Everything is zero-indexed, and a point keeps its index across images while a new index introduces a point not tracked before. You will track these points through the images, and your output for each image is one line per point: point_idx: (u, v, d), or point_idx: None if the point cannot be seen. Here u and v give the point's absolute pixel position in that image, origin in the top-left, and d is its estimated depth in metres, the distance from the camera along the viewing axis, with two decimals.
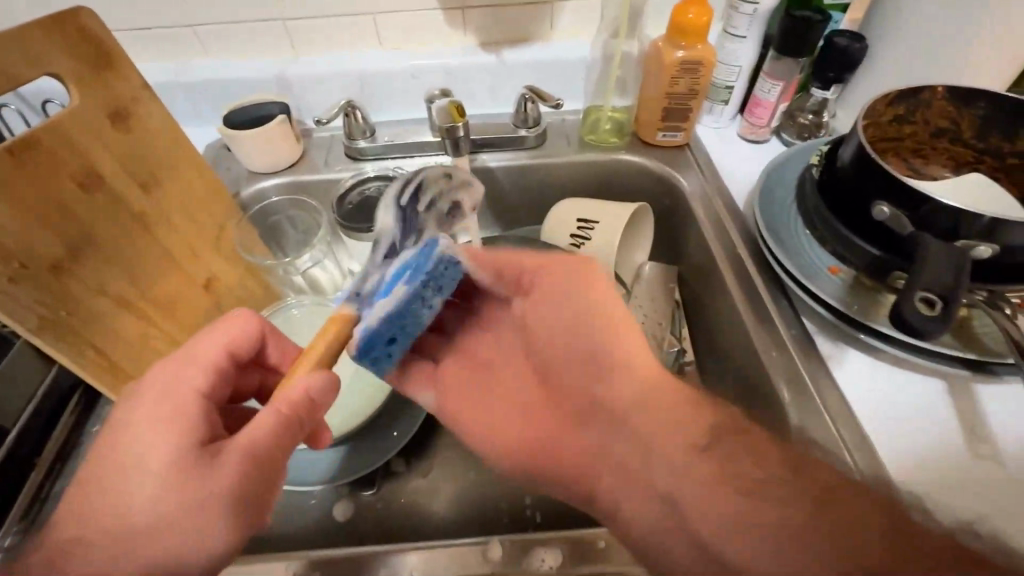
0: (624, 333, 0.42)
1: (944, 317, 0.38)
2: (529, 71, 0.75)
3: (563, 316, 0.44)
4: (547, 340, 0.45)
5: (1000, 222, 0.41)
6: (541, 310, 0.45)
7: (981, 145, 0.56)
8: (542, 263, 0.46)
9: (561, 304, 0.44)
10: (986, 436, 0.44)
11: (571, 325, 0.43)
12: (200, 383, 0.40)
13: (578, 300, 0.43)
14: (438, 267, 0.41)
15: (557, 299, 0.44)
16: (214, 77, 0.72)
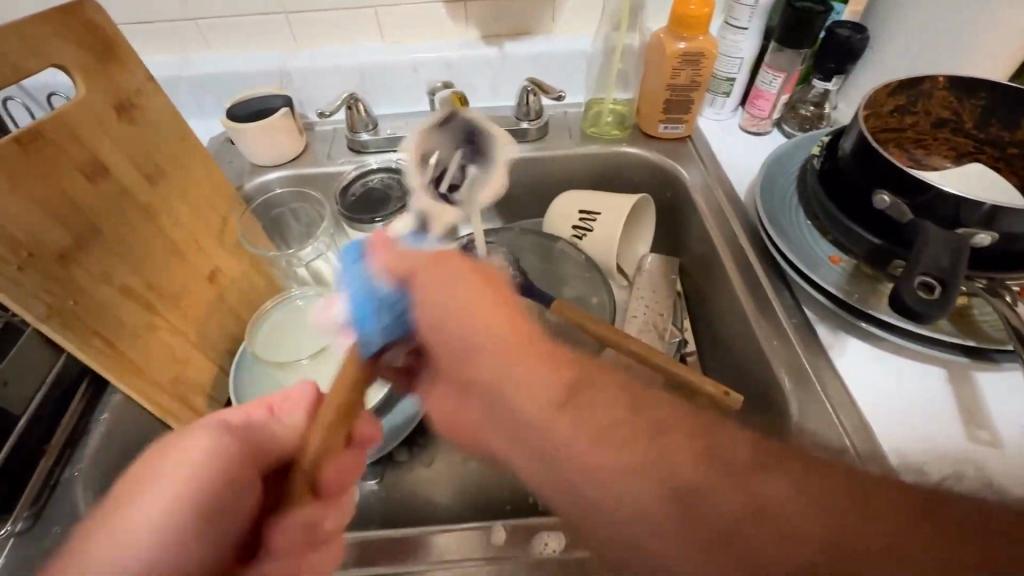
0: (485, 306, 0.32)
1: (944, 301, 0.38)
2: (530, 64, 0.75)
3: (449, 325, 0.33)
4: (447, 343, 0.33)
5: (1000, 210, 0.42)
6: (421, 317, 0.34)
7: (982, 136, 0.56)
8: (426, 282, 0.33)
9: (437, 313, 0.33)
10: (985, 423, 0.44)
11: (458, 342, 0.33)
12: (256, 443, 0.37)
13: (475, 305, 0.32)
14: (353, 260, 0.37)
15: (459, 309, 0.33)
16: (218, 70, 0.72)
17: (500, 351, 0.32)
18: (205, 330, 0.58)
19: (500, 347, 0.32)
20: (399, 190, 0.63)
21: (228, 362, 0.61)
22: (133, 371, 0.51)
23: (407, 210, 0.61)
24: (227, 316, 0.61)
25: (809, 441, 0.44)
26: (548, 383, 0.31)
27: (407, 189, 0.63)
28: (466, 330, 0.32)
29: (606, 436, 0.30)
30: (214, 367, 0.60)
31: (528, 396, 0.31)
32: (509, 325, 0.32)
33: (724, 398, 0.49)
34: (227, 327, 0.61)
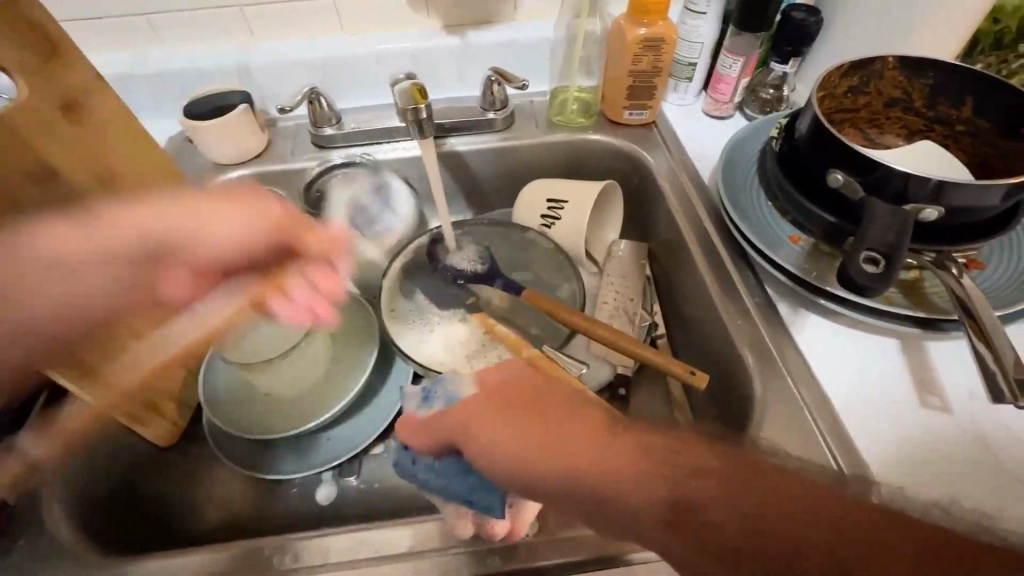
0: (513, 416, 0.35)
1: (884, 276, 0.41)
2: (494, 53, 0.74)
3: (513, 461, 0.34)
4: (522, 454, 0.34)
5: (946, 185, 0.43)
6: (496, 460, 0.34)
7: (931, 113, 0.58)
8: (464, 413, 0.37)
9: (495, 445, 0.35)
10: (935, 389, 0.46)
11: (527, 464, 0.33)
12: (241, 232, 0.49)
13: (515, 422, 0.35)
14: (408, 458, 0.43)
15: (501, 428, 0.35)
16: (173, 66, 0.70)
17: (538, 442, 0.34)
18: None
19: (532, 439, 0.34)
20: (364, 185, 0.63)
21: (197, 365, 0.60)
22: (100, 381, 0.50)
23: None
24: None
25: (771, 414, 0.45)
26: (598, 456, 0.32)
27: (373, 183, 0.62)
28: (523, 444, 0.34)
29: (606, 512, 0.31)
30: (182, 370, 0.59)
31: (617, 478, 0.31)
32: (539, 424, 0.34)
33: (690, 378, 0.50)
34: None
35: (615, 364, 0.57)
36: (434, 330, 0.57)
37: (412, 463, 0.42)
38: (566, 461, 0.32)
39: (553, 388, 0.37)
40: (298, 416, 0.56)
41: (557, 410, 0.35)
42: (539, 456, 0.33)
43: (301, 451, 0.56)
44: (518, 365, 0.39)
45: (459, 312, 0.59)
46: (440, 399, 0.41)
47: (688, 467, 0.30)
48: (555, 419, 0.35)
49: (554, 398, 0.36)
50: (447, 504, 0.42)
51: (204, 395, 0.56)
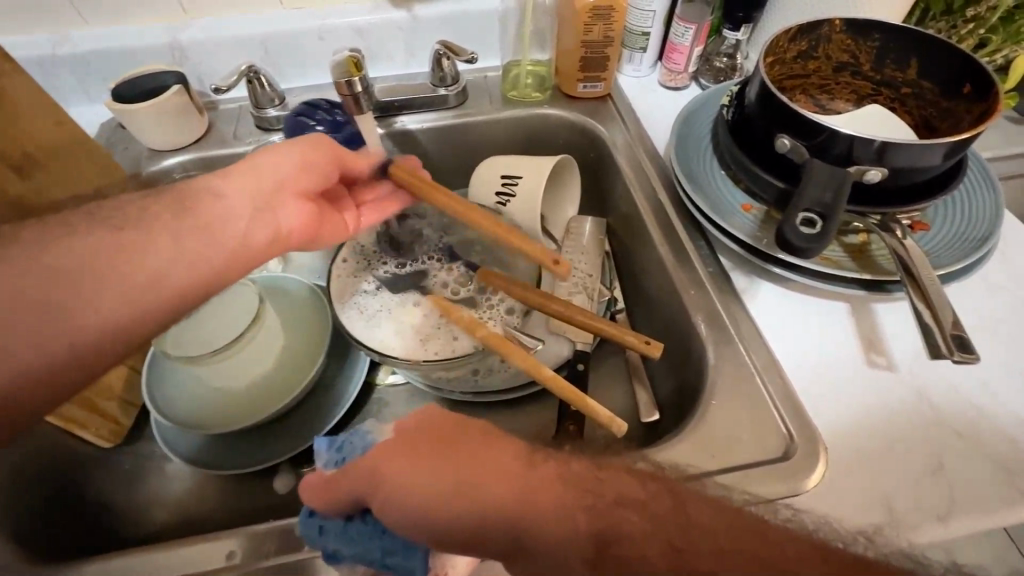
0: (428, 456, 0.35)
1: (823, 234, 0.41)
2: (444, 27, 0.72)
3: (428, 510, 0.33)
4: (450, 506, 0.33)
5: (889, 147, 0.43)
6: (405, 502, 0.34)
7: (878, 76, 0.58)
8: (371, 476, 0.36)
9: (404, 489, 0.34)
10: (883, 349, 0.47)
11: (442, 509, 0.33)
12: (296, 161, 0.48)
13: (439, 468, 0.34)
14: (315, 528, 0.39)
15: (418, 471, 0.35)
16: (99, 47, 0.66)
17: (467, 488, 0.33)
18: None
19: (458, 482, 0.34)
20: None
21: (139, 361, 0.58)
22: None
23: None
24: None
25: (722, 380, 0.45)
26: (521, 492, 0.33)
27: None
28: (438, 487, 0.34)
29: (564, 541, 0.32)
30: (123, 368, 0.56)
31: (537, 510, 0.32)
32: (458, 464, 0.34)
33: (645, 347, 0.50)
34: None
35: (574, 340, 0.57)
36: (385, 316, 0.55)
37: (320, 533, 0.39)
38: (488, 505, 0.33)
39: (468, 424, 0.37)
40: (247, 407, 0.54)
41: (479, 450, 0.35)
42: (454, 496, 0.33)
43: (251, 445, 0.54)
44: (431, 408, 0.38)
45: (412, 295, 0.57)
46: (355, 449, 0.44)
47: (611, 497, 0.33)
48: (475, 458, 0.34)
49: (470, 435, 0.36)
50: (352, 570, 0.40)
51: (147, 393, 0.54)
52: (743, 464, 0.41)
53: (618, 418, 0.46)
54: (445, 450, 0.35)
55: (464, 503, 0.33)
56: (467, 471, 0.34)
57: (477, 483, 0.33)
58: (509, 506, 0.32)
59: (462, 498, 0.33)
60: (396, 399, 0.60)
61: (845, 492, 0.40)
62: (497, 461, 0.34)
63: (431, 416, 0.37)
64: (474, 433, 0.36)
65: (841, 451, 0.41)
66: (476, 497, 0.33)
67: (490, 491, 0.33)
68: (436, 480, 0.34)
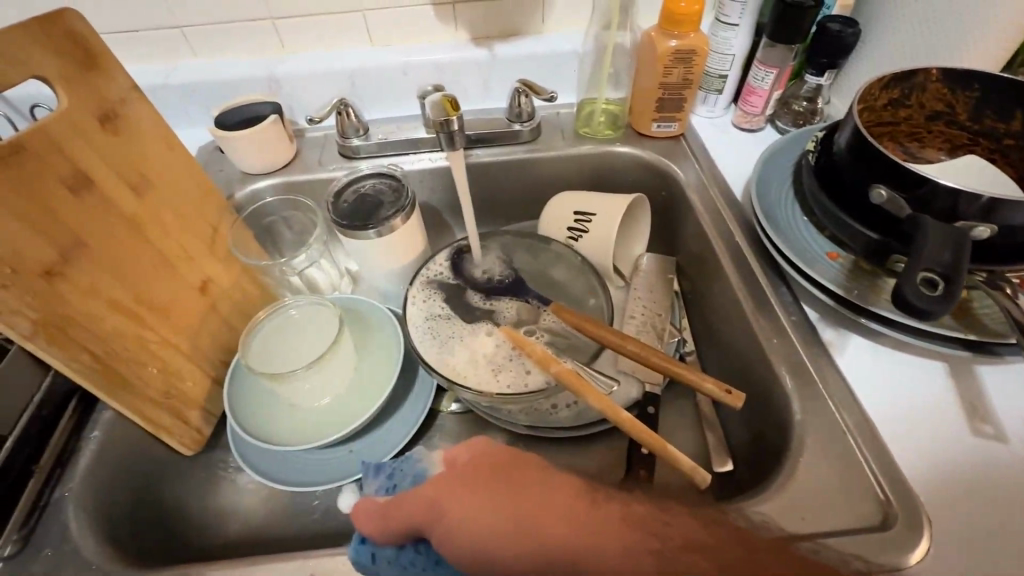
0: (481, 488, 0.36)
1: (947, 296, 0.39)
2: (521, 65, 0.74)
3: (482, 542, 0.34)
4: (502, 543, 0.33)
5: (999, 203, 0.41)
6: (460, 541, 0.35)
7: (976, 127, 0.56)
8: (431, 503, 0.37)
9: (461, 523, 0.35)
10: (987, 416, 0.44)
11: (495, 541, 0.33)
12: None
13: (491, 499, 0.35)
14: (368, 554, 0.41)
15: (470, 506, 0.36)
16: (205, 78, 0.71)
17: (519, 521, 0.33)
18: (197, 345, 0.57)
19: (509, 516, 0.34)
20: (391, 196, 0.61)
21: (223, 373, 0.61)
22: (126, 390, 0.50)
23: (401, 215, 0.59)
24: (219, 328, 0.60)
25: (809, 437, 0.43)
26: (574, 529, 0.32)
27: (399, 194, 0.61)
28: (491, 522, 0.34)
29: None
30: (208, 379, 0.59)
31: (596, 548, 0.31)
32: (510, 495, 0.35)
33: (726, 397, 0.47)
34: (221, 339, 0.60)
35: (643, 381, 0.56)
36: (458, 344, 0.56)
37: (372, 560, 0.41)
38: (543, 542, 0.32)
39: (520, 459, 0.37)
40: (321, 427, 0.55)
41: (531, 485, 0.35)
42: (500, 537, 0.33)
43: (323, 465, 0.55)
44: (481, 441, 0.39)
45: (485, 325, 0.58)
46: (406, 477, 0.47)
47: (677, 542, 0.31)
48: (523, 494, 0.35)
49: (524, 468, 0.36)
50: None
51: (228, 404, 0.56)
52: (835, 530, 0.39)
53: (701, 469, 0.44)
54: (499, 482, 0.36)
55: (515, 537, 0.33)
56: (519, 504, 0.34)
57: (526, 517, 0.33)
58: (561, 539, 0.32)
59: (512, 532, 0.33)
60: (460, 427, 0.61)
61: (951, 569, 0.37)
62: (551, 494, 0.34)
63: (483, 451, 0.38)
64: (527, 467, 0.36)
65: (945, 524, 0.39)
66: (529, 532, 0.33)
67: (545, 527, 0.33)
68: (485, 513, 0.35)
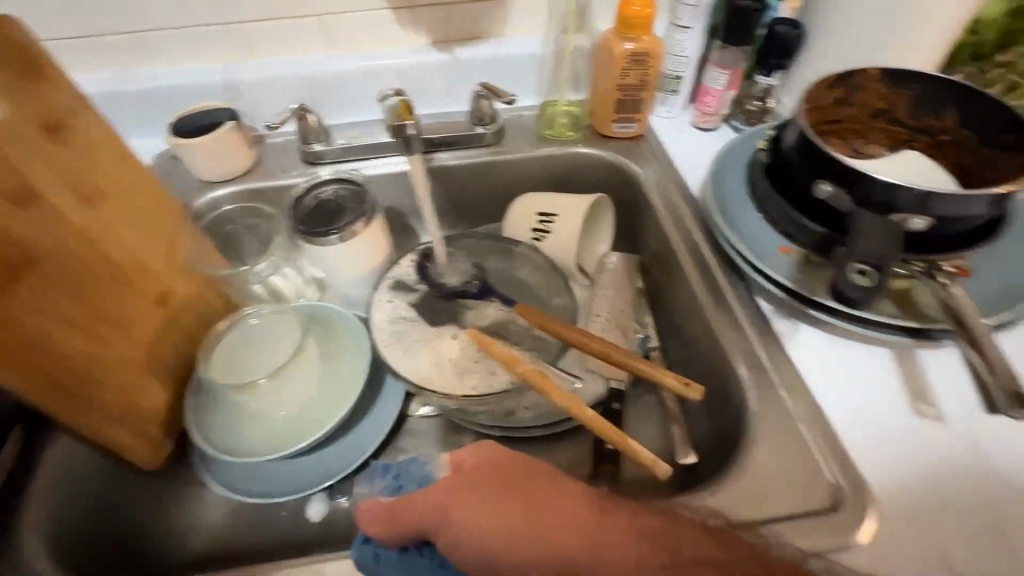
0: (490, 493, 0.37)
1: None
2: (483, 69, 0.75)
3: (492, 546, 0.35)
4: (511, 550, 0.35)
5: (932, 196, 0.43)
6: (466, 548, 0.36)
7: (914, 124, 0.59)
8: (439, 505, 0.38)
9: (468, 527, 0.36)
10: (929, 398, 0.46)
11: (504, 547, 0.35)
12: None
13: (500, 504, 0.36)
14: (371, 554, 0.41)
15: (477, 510, 0.36)
16: (160, 85, 0.70)
17: (529, 528, 0.35)
18: (157, 360, 0.56)
19: (518, 522, 0.35)
20: (353, 201, 0.61)
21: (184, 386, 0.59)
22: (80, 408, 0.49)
23: (363, 219, 0.59)
24: (179, 340, 0.59)
25: (765, 426, 0.45)
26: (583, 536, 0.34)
27: (361, 199, 0.61)
28: (501, 526, 0.35)
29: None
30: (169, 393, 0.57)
31: (604, 556, 0.33)
32: (520, 501, 0.36)
33: (684, 390, 0.49)
34: (182, 351, 0.59)
35: (608, 376, 0.57)
36: (423, 348, 0.56)
37: (375, 560, 0.41)
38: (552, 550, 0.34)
39: (529, 466, 0.39)
40: (286, 437, 0.54)
41: (540, 494, 0.37)
42: (510, 546, 0.35)
43: (289, 475, 0.55)
44: (489, 447, 0.40)
45: (450, 329, 0.58)
46: (411, 479, 0.46)
47: None
48: (534, 500, 0.36)
49: (532, 476, 0.38)
50: None
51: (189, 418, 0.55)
52: (789, 514, 0.40)
53: (662, 462, 0.45)
54: (508, 489, 0.37)
55: (525, 545, 0.34)
56: (530, 512, 0.35)
57: (536, 523, 0.35)
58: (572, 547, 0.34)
59: (523, 537, 0.35)
60: (429, 431, 0.60)
61: (897, 545, 0.39)
62: (560, 503, 0.36)
63: (491, 457, 0.40)
64: (535, 474, 0.38)
65: (892, 502, 0.41)
66: (542, 541, 0.34)
67: (553, 535, 0.34)
68: (495, 517, 0.36)
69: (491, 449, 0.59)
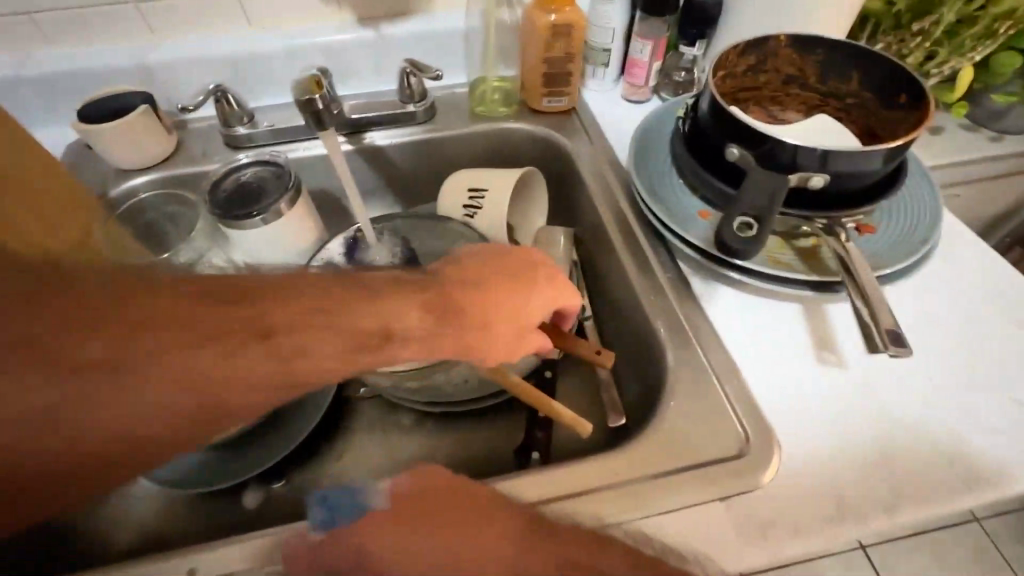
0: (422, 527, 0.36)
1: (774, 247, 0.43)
2: (411, 45, 0.74)
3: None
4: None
5: (830, 154, 0.45)
6: None
7: (825, 88, 0.61)
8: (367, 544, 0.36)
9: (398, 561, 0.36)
10: (834, 348, 0.48)
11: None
12: None
13: (432, 539, 0.36)
14: None
15: (410, 545, 0.36)
16: (65, 69, 0.66)
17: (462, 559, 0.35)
18: None
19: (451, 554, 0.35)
20: (275, 182, 0.60)
21: None
22: None
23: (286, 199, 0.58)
24: None
25: (681, 384, 0.46)
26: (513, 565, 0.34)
27: (283, 179, 0.60)
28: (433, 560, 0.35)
29: None
30: None
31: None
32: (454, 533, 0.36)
33: (598, 356, 0.54)
34: None
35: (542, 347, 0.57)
36: None
37: None
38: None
39: (465, 493, 0.38)
40: None
41: (472, 523, 0.36)
42: None
43: (221, 463, 0.54)
44: (426, 473, 0.39)
45: None
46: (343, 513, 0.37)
47: None
48: (467, 531, 0.36)
49: (467, 504, 0.37)
50: None
51: None
52: (700, 464, 0.42)
53: (584, 420, 0.49)
54: (442, 522, 0.37)
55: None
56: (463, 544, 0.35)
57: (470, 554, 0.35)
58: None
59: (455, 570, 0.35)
60: (367, 413, 0.60)
61: (798, 486, 0.41)
62: (490, 532, 0.36)
63: (426, 487, 0.38)
64: (470, 500, 0.37)
65: (795, 447, 0.43)
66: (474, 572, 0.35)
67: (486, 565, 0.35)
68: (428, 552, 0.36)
69: (429, 426, 0.59)
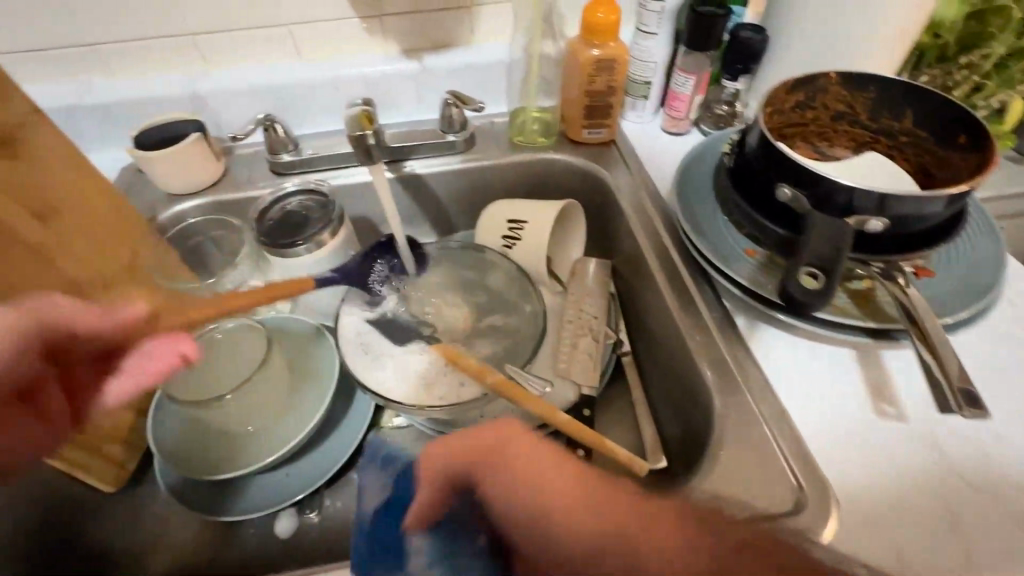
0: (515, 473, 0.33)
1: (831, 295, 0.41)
2: (452, 76, 0.75)
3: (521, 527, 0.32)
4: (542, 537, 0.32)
5: (889, 198, 0.44)
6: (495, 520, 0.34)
7: (876, 125, 0.59)
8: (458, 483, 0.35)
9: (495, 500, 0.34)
10: (892, 398, 0.46)
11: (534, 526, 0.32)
12: None
13: (528, 486, 0.33)
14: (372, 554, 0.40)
15: (505, 490, 0.33)
16: (122, 97, 0.69)
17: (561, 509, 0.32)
18: None
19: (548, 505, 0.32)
20: (318, 211, 0.61)
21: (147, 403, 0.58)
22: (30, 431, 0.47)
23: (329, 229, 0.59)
24: None
25: (730, 430, 0.45)
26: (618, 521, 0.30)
27: (326, 208, 0.60)
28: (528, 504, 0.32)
29: None
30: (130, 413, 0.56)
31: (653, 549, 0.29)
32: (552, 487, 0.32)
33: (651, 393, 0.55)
34: None
35: (580, 384, 0.57)
36: (388, 358, 0.55)
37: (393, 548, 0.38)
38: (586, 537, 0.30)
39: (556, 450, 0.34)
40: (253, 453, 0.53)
41: (570, 480, 0.32)
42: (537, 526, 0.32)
43: (258, 491, 0.54)
44: (507, 422, 0.36)
45: (417, 342, 0.57)
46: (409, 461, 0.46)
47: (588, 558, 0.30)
48: (563, 484, 0.32)
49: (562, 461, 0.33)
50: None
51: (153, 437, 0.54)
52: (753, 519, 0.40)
53: (639, 459, 0.48)
54: (534, 473, 0.33)
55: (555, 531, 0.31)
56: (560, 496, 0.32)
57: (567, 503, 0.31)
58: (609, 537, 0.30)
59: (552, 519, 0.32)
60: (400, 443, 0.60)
61: (859, 548, 0.39)
62: (594, 490, 0.32)
63: (510, 439, 0.35)
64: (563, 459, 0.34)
65: (855, 504, 0.40)
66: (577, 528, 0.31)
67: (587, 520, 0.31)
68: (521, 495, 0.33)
69: None
